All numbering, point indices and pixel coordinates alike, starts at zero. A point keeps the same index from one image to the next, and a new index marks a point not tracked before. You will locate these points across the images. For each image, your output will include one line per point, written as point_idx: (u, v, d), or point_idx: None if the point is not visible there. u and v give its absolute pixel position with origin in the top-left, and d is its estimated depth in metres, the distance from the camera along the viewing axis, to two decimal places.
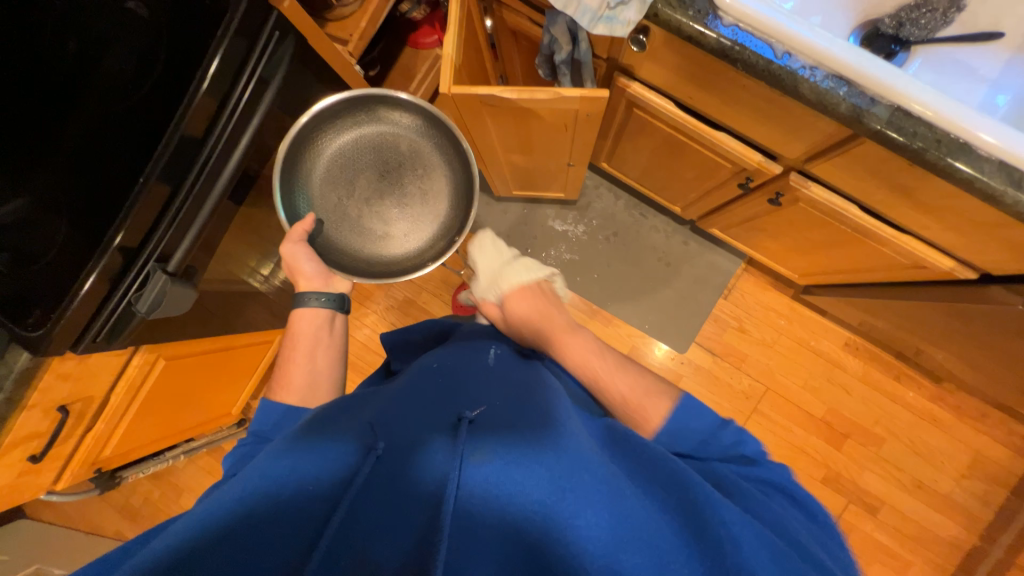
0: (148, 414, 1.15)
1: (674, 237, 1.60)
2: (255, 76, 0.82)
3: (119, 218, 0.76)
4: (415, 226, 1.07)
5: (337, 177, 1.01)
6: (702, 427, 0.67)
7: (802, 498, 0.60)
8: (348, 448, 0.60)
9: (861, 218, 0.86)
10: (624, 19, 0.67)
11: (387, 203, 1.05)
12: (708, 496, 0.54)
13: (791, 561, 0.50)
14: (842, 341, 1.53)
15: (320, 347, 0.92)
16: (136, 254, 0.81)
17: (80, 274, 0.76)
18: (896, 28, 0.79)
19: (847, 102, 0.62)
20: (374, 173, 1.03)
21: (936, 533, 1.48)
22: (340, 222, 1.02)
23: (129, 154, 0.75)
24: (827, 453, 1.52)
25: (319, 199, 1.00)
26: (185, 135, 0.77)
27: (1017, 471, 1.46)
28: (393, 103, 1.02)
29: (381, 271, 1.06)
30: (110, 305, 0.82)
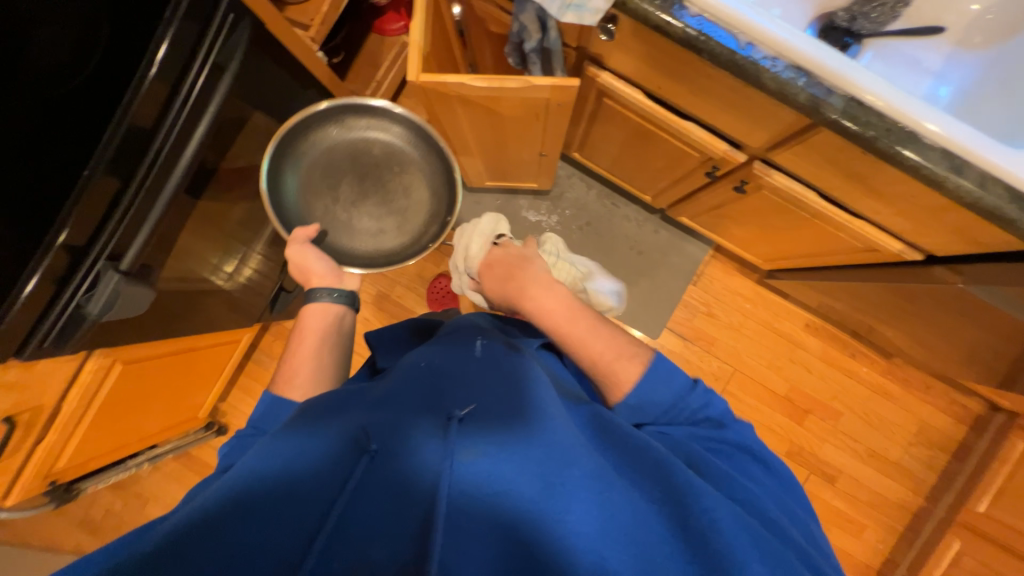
0: (106, 422, 1.09)
1: (645, 225, 1.63)
2: (209, 61, 0.77)
3: (63, 213, 0.71)
4: (405, 217, 1.08)
5: (320, 185, 1.03)
6: (672, 392, 0.76)
7: (759, 455, 0.71)
8: (339, 449, 0.58)
9: (820, 204, 0.90)
10: (593, 7, 0.67)
11: (374, 202, 1.07)
12: (692, 486, 0.57)
13: (766, 540, 0.54)
14: (803, 323, 1.61)
15: (332, 342, 0.90)
16: (85, 253, 0.76)
17: (21, 273, 0.71)
18: (849, 21, 0.82)
19: (806, 92, 0.64)
20: (355, 177, 1.05)
21: (887, 497, 1.60)
22: (336, 229, 1.06)
23: (72, 145, 0.71)
24: (790, 428, 1.61)
25: (311, 212, 1.03)
26: (134, 124, 0.72)
27: (958, 437, 1.58)
28: (359, 108, 1.01)
29: (385, 262, 1.08)
30: (58, 308, 0.77)
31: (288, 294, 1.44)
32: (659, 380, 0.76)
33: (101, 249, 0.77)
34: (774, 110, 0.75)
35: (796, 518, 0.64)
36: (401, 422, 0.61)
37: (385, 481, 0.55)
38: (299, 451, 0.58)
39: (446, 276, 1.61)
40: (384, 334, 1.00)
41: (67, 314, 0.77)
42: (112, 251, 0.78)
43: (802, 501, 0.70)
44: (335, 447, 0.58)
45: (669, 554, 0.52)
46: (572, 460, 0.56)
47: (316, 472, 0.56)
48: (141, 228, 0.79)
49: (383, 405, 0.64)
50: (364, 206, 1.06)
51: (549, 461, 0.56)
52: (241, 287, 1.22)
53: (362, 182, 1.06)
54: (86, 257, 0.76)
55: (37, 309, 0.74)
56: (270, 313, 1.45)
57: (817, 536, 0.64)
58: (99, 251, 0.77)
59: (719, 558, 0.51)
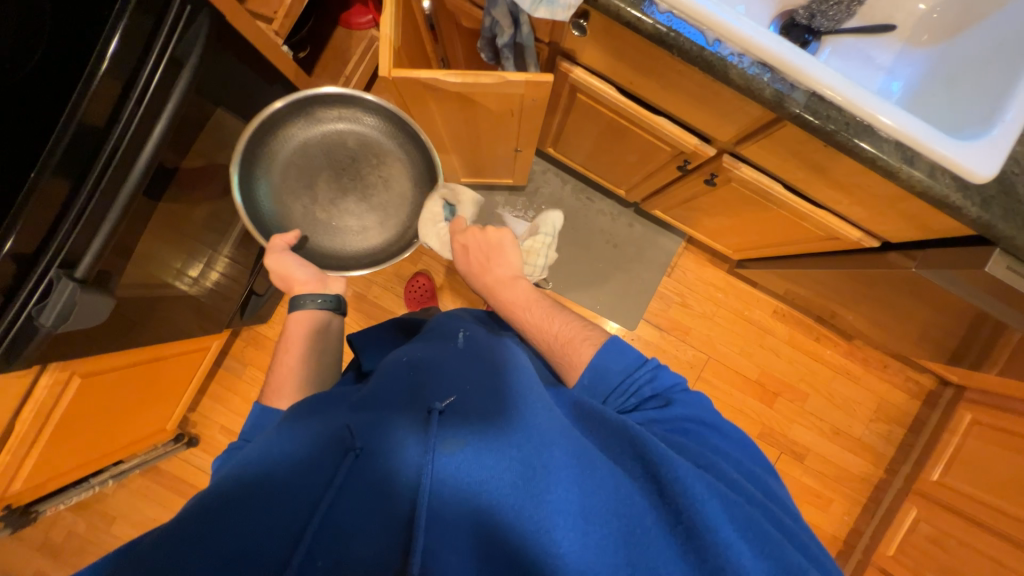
0: (65, 440, 1.03)
1: (620, 219, 1.65)
2: (166, 55, 0.74)
3: (9, 218, 0.67)
4: (386, 212, 1.06)
5: (295, 185, 1.01)
6: (623, 368, 0.73)
7: (730, 434, 0.68)
8: (319, 449, 0.57)
9: (786, 195, 0.94)
10: (565, 2, 0.67)
11: (352, 198, 1.04)
12: (665, 457, 0.56)
13: (751, 514, 0.53)
14: (772, 309, 1.67)
15: (321, 348, 0.87)
16: (35, 261, 0.72)
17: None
18: (808, 19, 0.85)
19: (771, 88, 0.67)
20: (331, 174, 1.02)
21: (852, 471, 1.69)
22: (315, 229, 1.03)
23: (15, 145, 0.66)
24: (762, 411, 1.68)
25: (288, 212, 1.01)
26: (84, 121, 0.69)
27: (913, 411, 1.69)
28: (328, 100, 0.98)
29: (369, 262, 1.06)
30: (7, 320, 0.72)
31: (259, 297, 1.40)
32: (615, 356, 0.74)
33: (52, 257, 0.72)
34: (740, 106, 0.77)
35: (763, 480, 0.63)
36: (384, 418, 0.60)
37: (369, 477, 0.55)
38: (277, 453, 0.56)
39: (423, 275, 1.59)
40: (372, 337, 0.98)
41: (17, 326, 0.72)
42: (65, 258, 0.73)
43: (764, 462, 0.69)
44: (315, 445, 0.57)
45: (651, 527, 0.52)
46: (552, 442, 0.56)
47: (297, 472, 0.54)
48: (96, 233, 0.74)
49: (365, 402, 0.63)
50: (342, 203, 1.04)
51: (531, 446, 0.56)
52: (207, 292, 1.17)
53: (339, 178, 1.03)
54: (36, 265, 0.72)
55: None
56: (240, 318, 1.40)
57: (782, 500, 0.64)
58: (50, 258, 0.72)
59: (701, 535, 0.51)
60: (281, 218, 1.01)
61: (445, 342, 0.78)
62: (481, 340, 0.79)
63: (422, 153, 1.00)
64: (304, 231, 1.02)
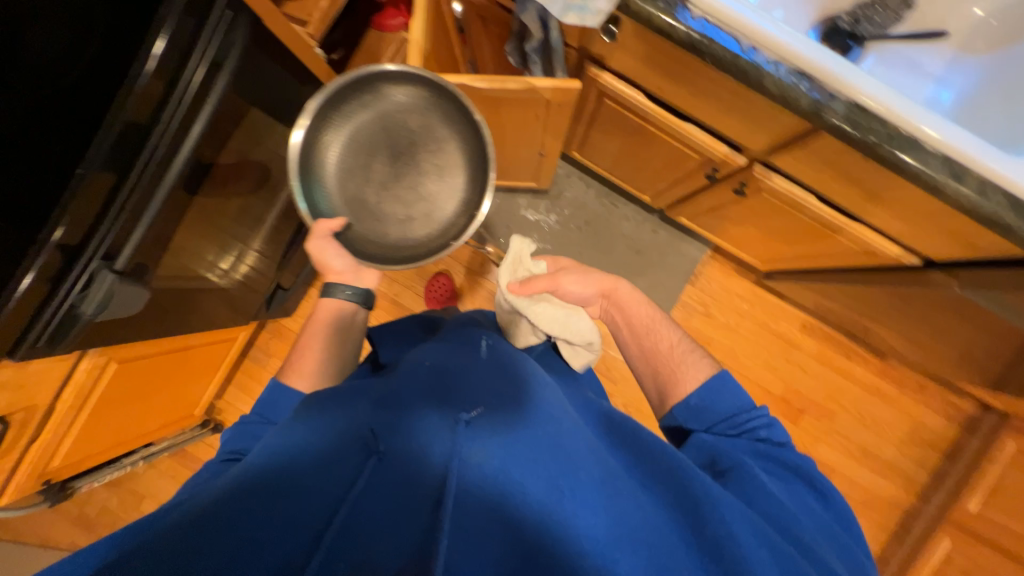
0: (101, 421, 1.08)
1: (644, 225, 1.62)
2: (206, 59, 0.76)
3: (58, 211, 0.70)
4: (435, 204, 1.00)
5: (348, 165, 0.97)
6: (731, 406, 0.71)
7: (820, 485, 0.64)
8: (346, 451, 0.58)
9: (819, 207, 0.90)
10: (595, 8, 0.66)
11: (403, 184, 1.00)
12: (710, 494, 0.56)
13: (786, 554, 0.53)
14: (800, 323, 1.61)
15: (345, 339, 0.91)
16: (79, 252, 0.75)
17: (16, 271, 0.70)
18: (853, 23, 0.82)
19: (808, 97, 0.64)
20: (386, 158, 0.98)
21: (880, 496, 1.62)
22: (361, 210, 0.98)
23: (65, 143, 0.70)
24: (786, 428, 1.62)
25: (337, 189, 0.96)
26: (129, 121, 0.71)
27: (950, 437, 1.60)
28: (398, 78, 0.95)
29: (407, 256, 0.99)
30: (52, 307, 0.75)
31: (284, 291, 1.43)
32: (721, 393, 0.72)
33: (95, 249, 0.75)
34: (775, 114, 0.74)
35: (840, 542, 0.58)
36: (409, 421, 0.61)
37: (394, 480, 0.56)
38: (304, 450, 0.58)
39: (442, 275, 1.60)
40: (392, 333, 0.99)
41: (61, 313, 0.76)
42: (107, 250, 0.77)
43: (854, 530, 0.63)
44: (341, 447, 0.58)
45: (677, 557, 0.53)
46: (580, 466, 0.57)
47: (324, 473, 0.56)
48: (136, 226, 0.78)
49: (389, 401, 0.64)
50: (392, 190, 0.99)
51: (558, 466, 0.56)
52: (237, 285, 1.21)
53: (394, 160, 0.99)
54: (80, 255, 0.75)
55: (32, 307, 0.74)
56: (266, 310, 1.44)
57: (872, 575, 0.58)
58: (94, 250, 0.75)
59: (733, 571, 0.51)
60: (328, 194, 0.96)
61: (469, 347, 0.79)
62: (505, 350, 0.79)
63: (478, 141, 0.94)
64: (349, 211, 0.97)
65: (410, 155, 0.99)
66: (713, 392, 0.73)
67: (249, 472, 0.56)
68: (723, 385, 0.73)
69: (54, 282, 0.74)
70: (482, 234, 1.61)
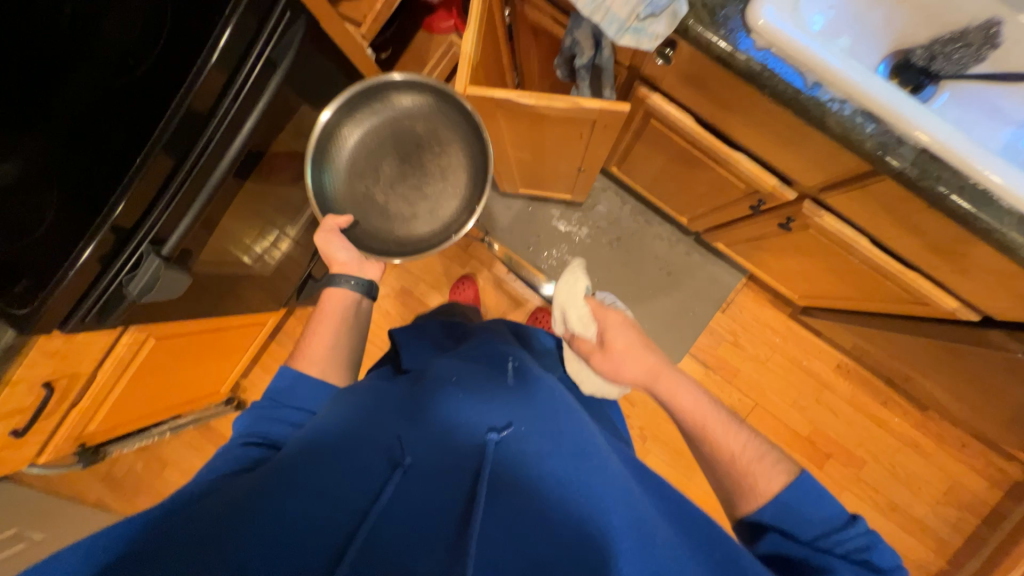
0: (135, 392, 1.14)
1: (677, 246, 1.58)
2: (264, 57, 0.78)
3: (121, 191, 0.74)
4: (439, 204, 0.99)
5: (359, 165, 0.96)
6: (824, 520, 0.60)
7: None
8: (373, 462, 0.60)
9: (871, 250, 0.85)
10: (653, 32, 0.64)
11: (410, 185, 0.98)
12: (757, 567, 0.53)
13: None
14: (835, 363, 1.54)
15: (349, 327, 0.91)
16: (132, 231, 0.78)
17: (78, 244, 0.75)
18: (927, 60, 0.77)
19: (874, 140, 0.61)
20: (394, 159, 0.97)
21: (907, 555, 1.52)
22: (367, 210, 0.97)
23: (128, 131, 0.73)
24: (809, 471, 1.55)
25: (344, 189, 0.95)
26: (190, 111, 0.74)
27: (991, 502, 1.49)
28: (401, 86, 0.94)
29: (409, 251, 0.98)
30: (102, 283, 0.79)
31: (314, 281, 1.47)
32: (810, 504, 0.61)
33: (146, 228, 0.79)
34: (833, 151, 0.71)
35: None
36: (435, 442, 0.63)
37: (421, 495, 0.58)
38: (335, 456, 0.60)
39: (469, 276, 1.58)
40: (410, 333, 1.01)
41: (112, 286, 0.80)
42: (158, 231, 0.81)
43: None
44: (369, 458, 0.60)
45: None
46: (607, 505, 0.56)
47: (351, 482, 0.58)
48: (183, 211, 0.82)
49: (416, 420, 0.66)
50: (398, 190, 0.98)
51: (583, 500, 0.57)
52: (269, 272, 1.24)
53: (402, 163, 0.97)
54: (132, 236, 0.79)
55: (89, 280, 0.78)
56: (296, 298, 1.48)
57: None
58: (146, 231, 0.79)
59: None
60: (336, 195, 0.95)
61: (498, 366, 0.79)
62: (532, 372, 0.79)
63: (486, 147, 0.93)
64: (355, 211, 0.96)
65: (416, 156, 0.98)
66: (803, 500, 0.62)
67: (278, 471, 0.58)
68: (808, 493, 0.62)
69: (107, 259, 0.78)
70: (510, 242, 1.61)
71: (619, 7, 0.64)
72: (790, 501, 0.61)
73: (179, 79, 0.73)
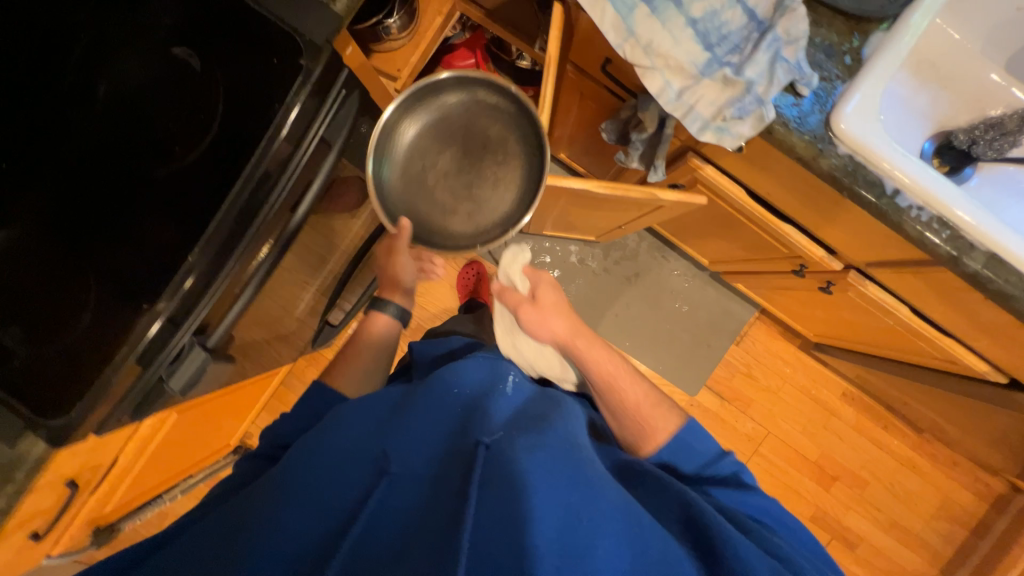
0: (153, 466, 1.06)
1: (693, 282, 1.61)
2: (319, 136, 0.70)
3: (187, 258, 0.66)
4: (479, 212, 0.91)
5: (419, 150, 0.90)
6: (704, 452, 0.82)
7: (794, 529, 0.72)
8: (360, 471, 0.60)
9: (910, 317, 0.90)
10: (737, 132, 0.64)
11: (461, 184, 0.91)
12: (731, 540, 0.57)
13: None
14: (841, 391, 1.62)
15: (384, 345, 1.07)
16: (194, 305, 0.69)
17: (138, 320, 0.66)
18: (968, 143, 0.80)
19: (947, 246, 0.63)
20: (454, 155, 0.91)
21: (905, 567, 1.63)
22: (408, 193, 0.91)
23: (174, 224, 0.66)
24: (817, 493, 1.63)
25: (395, 168, 0.90)
26: (249, 198, 0.66)
27: (978, 514, 1.61)
28: (491, 85, 0.89)
29: (432, 247, 0.91)
30: (153, 366, 0.69)
31: (332, 328, 1.41)
32: (694, 439, 0.83)
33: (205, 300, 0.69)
34: (896, 240, 0.73)
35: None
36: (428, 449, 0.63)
37: (408, 505, 0.57)
38: (329, 463, 0.61)
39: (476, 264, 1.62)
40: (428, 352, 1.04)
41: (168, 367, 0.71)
42: (218, 304, 0.72)
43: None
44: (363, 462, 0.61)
45: None
46: (589, 498, 0.56)
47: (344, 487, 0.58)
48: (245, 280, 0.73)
49: (407, 421, 0.66)
50: (451, 188, 0.92)
51: (572, 494, 0.56)
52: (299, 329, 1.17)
53: (462, 159, 0.92)
54: (192, 311, 0.69)
55: (144, 363, 0.68)
56: (312, 345, 1.42)
57: None
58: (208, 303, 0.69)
59: None
60: (386, 169, 0.89)
61: (494, 379, 0.79)
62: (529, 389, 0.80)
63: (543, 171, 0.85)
64: (394, 192, 0.90)
65: (479, 159, 0.92)
66: (685, 442, 0.82)
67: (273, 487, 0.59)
68: (693, 432, 0.83)
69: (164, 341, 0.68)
70: None
71: (704, 106, 0.64)
72: (676, 445, 0.81)
73: (231, 164, 0.66)
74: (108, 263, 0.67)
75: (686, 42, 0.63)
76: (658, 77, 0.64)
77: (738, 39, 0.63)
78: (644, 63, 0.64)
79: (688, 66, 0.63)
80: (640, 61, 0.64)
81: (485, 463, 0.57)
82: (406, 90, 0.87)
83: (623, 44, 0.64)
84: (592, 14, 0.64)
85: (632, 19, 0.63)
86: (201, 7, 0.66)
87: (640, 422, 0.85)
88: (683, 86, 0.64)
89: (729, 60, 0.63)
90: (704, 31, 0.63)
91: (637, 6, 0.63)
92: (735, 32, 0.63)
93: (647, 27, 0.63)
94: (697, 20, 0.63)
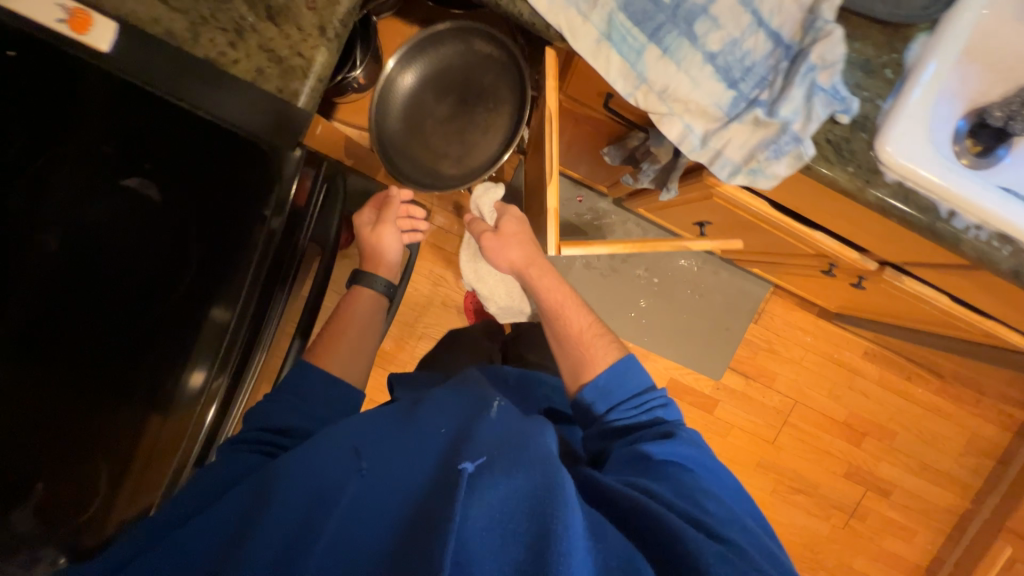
0: None
1: (704, 266, 1.57)
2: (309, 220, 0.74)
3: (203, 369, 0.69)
4: (467, 155, 0.99)
5: (420, 101, 0.97)
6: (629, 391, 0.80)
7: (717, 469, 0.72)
8: (332, 474, 0.54)
9: (950, 305, 0.87)
10: (772, 172, 0.57)
11: (456, 130, 0.99)
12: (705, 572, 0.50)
13: None
14: (862, 350, 1.62)
15: (377, 325, 0.96)
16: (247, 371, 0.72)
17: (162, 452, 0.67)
18: (1004, 121, 0.73)
19: (1010, 262, 0.59)
20: (451, 102, 0.97)
21: (937, 503, 1.70)
22: (406, 136, 0.98)
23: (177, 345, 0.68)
24: (848, 450, 1.66)
25: (396, 116, 0.97)
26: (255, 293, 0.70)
27: (1003, 444, 1.66)
28: (491, 36, 0.93)
29: (424, 182, 0.99)
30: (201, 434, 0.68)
31: None
32: (621, 378, 0.80)
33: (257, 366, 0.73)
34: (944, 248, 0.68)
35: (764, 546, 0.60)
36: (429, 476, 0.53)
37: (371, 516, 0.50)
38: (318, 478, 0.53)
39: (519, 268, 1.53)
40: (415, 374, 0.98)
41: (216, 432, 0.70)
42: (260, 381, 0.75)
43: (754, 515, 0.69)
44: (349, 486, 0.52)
45: None
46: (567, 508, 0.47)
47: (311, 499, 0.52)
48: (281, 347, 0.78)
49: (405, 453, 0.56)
50: (445, 130, 0.99)
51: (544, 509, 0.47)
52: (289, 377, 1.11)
53: (458, 107, 0.98)
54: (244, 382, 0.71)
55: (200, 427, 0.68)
56: None
57: (779, 555, 0.61)
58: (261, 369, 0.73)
59: None
60: (386, 115, 0.96)
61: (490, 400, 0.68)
62: (515, 415, 0.65)
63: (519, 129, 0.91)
64: (394, 137, 0.98)
65: (471, 109, 0.97)
66: (618, 380, 0.80)
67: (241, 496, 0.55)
68: (626, 371, 0.81)
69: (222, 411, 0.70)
70: None
71: (733, 150, 0.57)
72: (610, 372, 0.81)
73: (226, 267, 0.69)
74: (141, 384, 0.67)
75: (706, 82, 0.55)
76: (678, 124, 0.57)
77: (765, 69, 0.55)
78: (661, 110, 0.57)
79: (710, 108, 0.56)
80: (656, 108, 0.57)
81: (467, 485, 0.49)
82: (409, 42, 0.92)
83: (635, 91, 0.56)
84: (596, 63, 0.55)
85: (642, 63, 0.55)
86: (147, 132, 0.65)
87: (582, 349, 0.86)
88: (707, 130, 0.57)
89: (758, 96, 0.55)
90: (725, 67, 0.55)
91: (646, 47, 0.55)
92: (760, 61, 0.55)
93: (661, 70, 0.55)
94: (717, 55, 0.55)
